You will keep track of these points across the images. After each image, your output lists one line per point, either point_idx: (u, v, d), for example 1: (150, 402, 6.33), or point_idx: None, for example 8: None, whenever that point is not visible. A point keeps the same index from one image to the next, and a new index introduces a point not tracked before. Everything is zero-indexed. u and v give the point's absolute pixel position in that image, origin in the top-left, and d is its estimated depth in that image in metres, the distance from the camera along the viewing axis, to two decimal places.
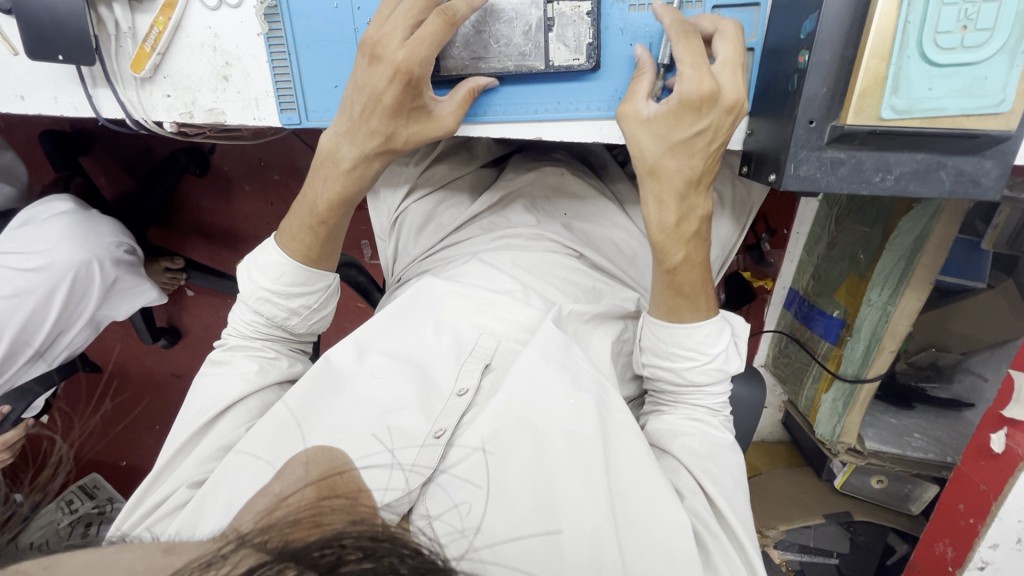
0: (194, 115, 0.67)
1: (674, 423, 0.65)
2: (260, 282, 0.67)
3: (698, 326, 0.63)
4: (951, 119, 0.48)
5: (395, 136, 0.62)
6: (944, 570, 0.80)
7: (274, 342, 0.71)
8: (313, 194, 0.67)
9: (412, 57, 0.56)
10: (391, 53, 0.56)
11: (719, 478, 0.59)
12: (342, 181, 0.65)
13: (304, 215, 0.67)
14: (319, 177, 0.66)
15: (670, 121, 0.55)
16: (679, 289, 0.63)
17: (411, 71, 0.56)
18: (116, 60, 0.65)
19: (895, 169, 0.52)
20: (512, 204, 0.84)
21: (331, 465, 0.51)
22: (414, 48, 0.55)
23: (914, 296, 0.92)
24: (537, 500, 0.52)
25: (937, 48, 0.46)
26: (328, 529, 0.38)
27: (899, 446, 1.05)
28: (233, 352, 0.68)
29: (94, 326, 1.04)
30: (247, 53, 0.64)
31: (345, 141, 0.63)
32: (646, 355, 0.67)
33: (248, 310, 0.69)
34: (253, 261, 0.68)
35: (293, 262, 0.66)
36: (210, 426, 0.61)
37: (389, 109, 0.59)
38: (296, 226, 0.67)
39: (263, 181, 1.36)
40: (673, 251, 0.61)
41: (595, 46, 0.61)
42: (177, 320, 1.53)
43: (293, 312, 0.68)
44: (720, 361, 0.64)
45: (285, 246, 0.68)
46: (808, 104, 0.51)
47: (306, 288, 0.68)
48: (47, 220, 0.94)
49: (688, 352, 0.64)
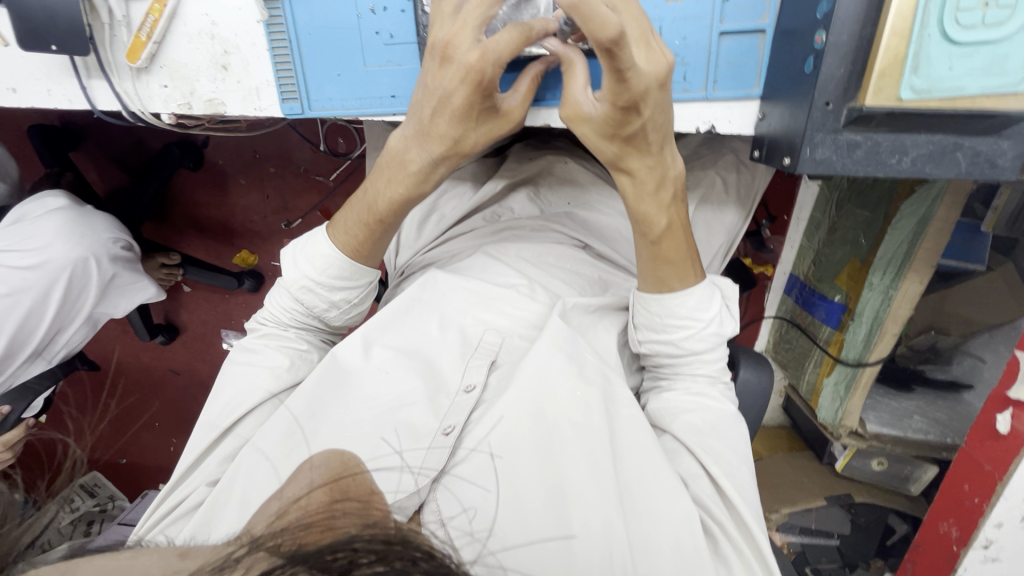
0: (192, 106, 0.66)
1: (675, 400, 0.64)
2: (306, 271, 0.64)
3: (689, 293, 0.62)
4: (971, 98, 0.48)
5: (463, 139, 0.57)
6: (948, 550, 0.81)
7: (307, 333, 0.69)
8: (373, 193, 0.63)
9: (489, 57, 0.50)
10: (466, 53, 0.51)
11: (723, 457, 0.59)
12: (410, 184, 0.61)
13: (361, 213, 0.63)
14: (382, 177, 0.62)
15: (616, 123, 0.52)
16: (668, 265, 0.62)
17: (483, 72, 0.51)
18: (111, 50, 0.63)
19: (910, 151, 0.52)
20: (514, 193, 0.84)
21: (345, 467, 0.49)
22: (490, 47, 0.50)
23: (915, 279, 0.93)
24: (548, 493, 0.52)
25: (958, 26, 0.45)
26: (341, 533, 0.37)
27: (899, 428, 1.06)
28: (265, 340, 0.67)
29: (92, 323, 1.02)
30: (246, 40, 0.62)
31: (412, 145, 0.59)
32: (642, 331, 0.65)
33: (289, 298, 0.67)
34: (300, 247, 0.65)
35: (342, 254, 0.63)
36: (227, 425, 0.60)
37: (462, 116, 0.55)
38: (352, 221, 0.64)
39: (259, 175, 1.34)
40: (656, 220, 0.60)
41: None
42: (175, 316, 1.51)
43: (333, 305, 0.66)
44: (717, 325, 0.63)
45: (335, 238, 0.64)
46: (825, 85, 0.50)
47: (351, 282, 0.65)
48: (41, 218, 0.92)
49: (682, 322, 0.62)
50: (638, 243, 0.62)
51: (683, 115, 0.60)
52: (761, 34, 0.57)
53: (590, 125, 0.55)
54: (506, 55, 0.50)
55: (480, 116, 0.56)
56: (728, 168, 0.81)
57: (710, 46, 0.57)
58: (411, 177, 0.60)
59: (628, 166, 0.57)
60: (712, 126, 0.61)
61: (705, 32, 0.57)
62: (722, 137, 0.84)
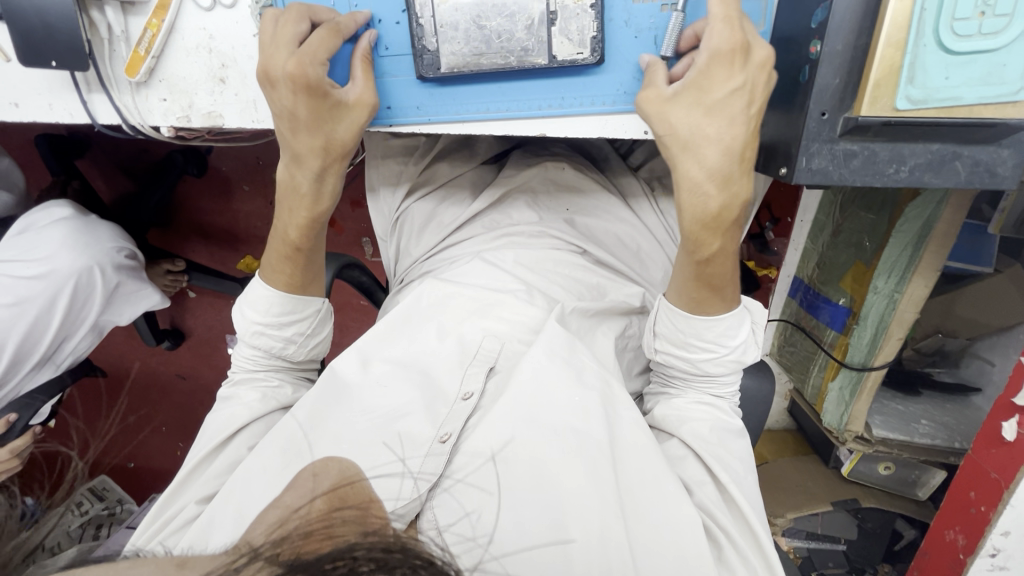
0: (191, 119, 0.66)
1: (685, 408, 0.64)
2: (252, 316, 0.67)
3: (721, 319, 0.61)
4: (968, 108, 0.47)
5: (331, 140, 0.61)
6: (954, 557, 0.80)
7: (278, 371, 0.70)
8: (282, 224, 0.66)
9: (305, 60, 0.55)
10: (284, 62, 0.56)
11: (729, 462, 0.60)
12: (308, 206, 0.64)
13: (278, 245, 0.67)
14: (284, 208, 0.66)
15: (701, 83, 0.52)
16: (707, 287, 0.60)
17: (307, 75, 0.55)
18: (111, 65, 0.64)
19: (908, 161, 0.51)
20: (513, 200, 0.82)
21: (342, 476, 0.49)
22: (302, 53, 0.55)
23: (922, 282, 0.92)
24: (545, 502, 0.51)
25: (954, 35, 0.45)
26: (341, 541, 0.37)
27: (906, 432, 1.05)
28: (238, 387, 0.68)
29: (98, 331, 1.03)
30: (243, 53, 0.63)
31: (293, 167, 0.63)
32: (661, 341, 0.65)
33: (247, 346, 0.69)
34: (245, 298, 0.68)
35: (279, 291, 0.67)
36: (233, 430, 0.62)
37: (315, 124, 0.59)
38: (274, 257, 0.67)
39: (262, 181, 1.35)
40: (709, 241, 0.57)
41: (599, 39, 0.59)
42: (180, 322, 1.53)
43: (287, 341, 0.68)
44: (739, 354, 0.62)
45: (271, 280, 0.67)
46: (821, 95, 0.49)
47: (297, 314, 0.68)
48: (46, 227, 0.93)
49: (708, 345, 0.62)
50: (681, 258, 0.60)
51: None
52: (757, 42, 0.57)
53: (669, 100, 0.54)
54: (318, 55, 0.56)
55: (331, 113, 0.59)
56: None
57: None
58: (305, 198, 0.64)
59: (694, 148, 0.54)
60: None
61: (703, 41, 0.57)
62: None
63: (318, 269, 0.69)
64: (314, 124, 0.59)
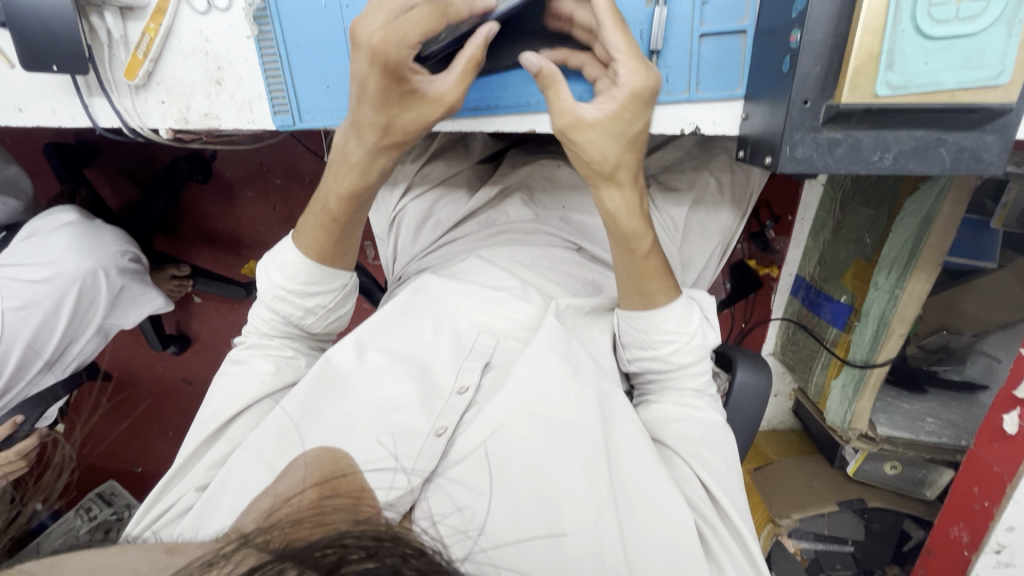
0: (188, 120, 0.68)
1: (664, 411, 0.64)
2: (277, 280, 0.66)
3: (671, 308, 0.62)
4: (949, 93, 0.47)
5: (391, 124, 0.58)
6: (959, 555, 0.78)
7: (292, 339, 0.70)
8: (327, 192, 0.64)
9: (392, 37, 0.51)
10: (370, 34, 0.51)
11: (709, 462, 0.59)
12: (354, 176, 0.62)
13: (318, 214, 0.65)
14: (331, 173, 0.64)
15: (625, 116, 0.54)
16: (652, 280, 0.62)
17: (388, 55, 0.52)
18: (110, 69, 0.66)
19: (892, 148, 0.51)
20: (510, 197, 0.84)
21: (336, 466, 0.50)
22: (393, 29, 0.51)
23: (922, 277, 0.91)
24: (539, 496, 0.51)
25: (932, 20, 0.44)
26: (332, 530, 0.37)
27: (912, 430, 1.04)
28: (250, 351, 0.69)
29: (103, 335, 1.05)
30: (238, 56, 0.64)
31: (352, 135, 0.60)
32: (629, 350, 0.66)
33: (266, 309, 0.68)
34: (271, 258, 0.67)
35: (308, 259, 0.65)
36: (235, 411, 0.62)
37: (382, 102, 0.56)
38: (312, 225, 0.65)
39: (265, 186, 1.37)
40: (643, 240, 0.60)
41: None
42: (186, 326, 1.54)
43: (308, 312, 0.67)
44: (700, 338, 0.64)
45: (300, 244, 0.66)
46: (803, 83, 0.50)
47: (323, 286, 0.67)
48: (52, 232, 0.95)
49: (668, 337, 0.63)
50: (620, 261, 0.61)
51: (667, 117, 0.61)
52: (742, 35, 0.57)
53: (594, 130, 0.54)
54: (412, 35, 0.51)
55: (401, 100, 0.56)
56: (722, 168, 0.81)
57: (691, 48, 0.58)
58: (353, 167, 0.62)
59: (620, 176, 0.57)
60: (696, 127, 0.61)
61: (686, 34, 0.57)
62: (717, 139, 0.83)
63: (350, 251, 0.68)
64: (382, 108, 0.56)
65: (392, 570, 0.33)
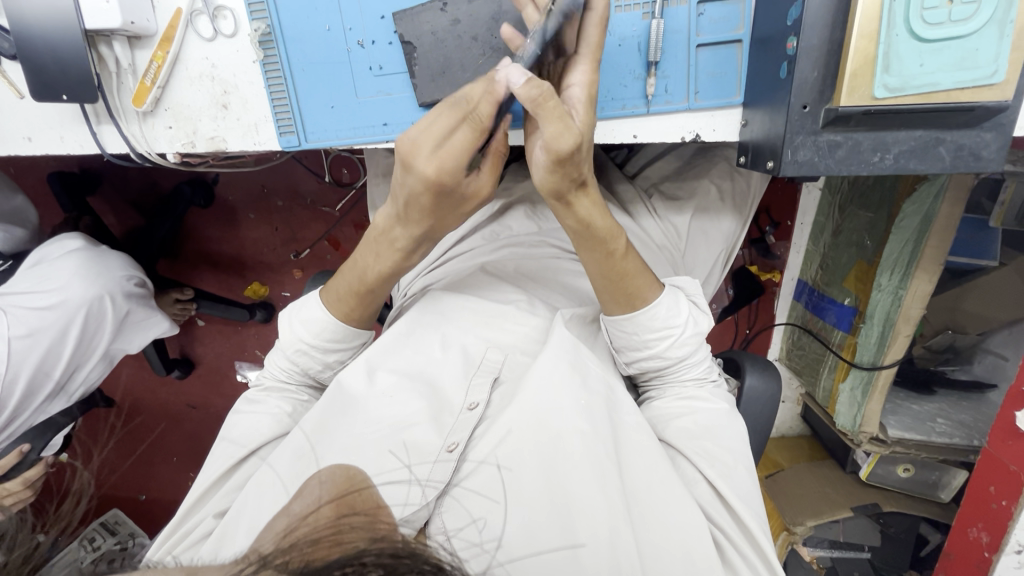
0: (195, 144, 0.69)
1: (666, 407, 0.64)
2: (301, 335, 0.66)
3: (659, 304, 0.61)
4: (946, 93, 0.48)
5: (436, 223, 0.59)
6: (980, 557, 0.77)
7: (308, 385, 0.71)
8: (363, 264, 0.64)
9: (446, 167, 0.51)
10: (423, 164, 0.51)
11: (719, 458, 0.58)
12: (396, 258, 0.63)
13: (352, 282, 0.64)
14: (370, 251, 0.63)
15: (596, 117, 0.53)
16: (633, 279, 0.60)
17: (442, 183, 0.52)
18: (119, 96, 0.67)
19: (893, 148, 0.52)
20: (511, 211, 0.85)
21: (350, 483, 0.49)
22: (444, 160, 0.50)
23: (925, 277, 0.91)
24: (553, 505, 0.51)
25: (924, 23, 0.45)
26: (349, 548, 0.37)
27: (923, 432, 1.03)
28: (267, 392, 0.69)
29: (109, 360, 1.05)
30: (244, 80, 0.65)
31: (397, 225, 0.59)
32: (625, 352, 0.65)
33: (285, 359, 0.68)
34: (293, 311, 0.67)
35: (335, 320, 0.66)
36: (256, 445, 0.62)
37: (432, 211, 0.56)
38: (342, 288, 0.65)
39: (267, 209, 1.38)
40: (618, 238, 0.58)
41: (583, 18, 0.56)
42: (189, 351, 1.55)
43: (327, 366, 0.68)
44: (693, 327, 0.63)
45: (328, 302, 0.66)
46: (801, 88, 0.51)
47: (344, 343, 0.68)
48: (59, 259, 0.95)
49: (660, 333, 0.62)
50: (598, 265, 0.59)
51: (667, 126, 0.62)
52: (737, 44, 0.58)
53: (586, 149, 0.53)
54: (461, 156, 0.51)
55: (444, 205, 0.56)
56: (723, 175, 0.82)
57: (688, 58, 0.59)
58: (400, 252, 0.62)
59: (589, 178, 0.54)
60: (697, 135, 0.62)
61: (682, 46, 0.59)
62: (715, 146, 0.84)
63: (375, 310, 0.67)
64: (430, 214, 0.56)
65: None
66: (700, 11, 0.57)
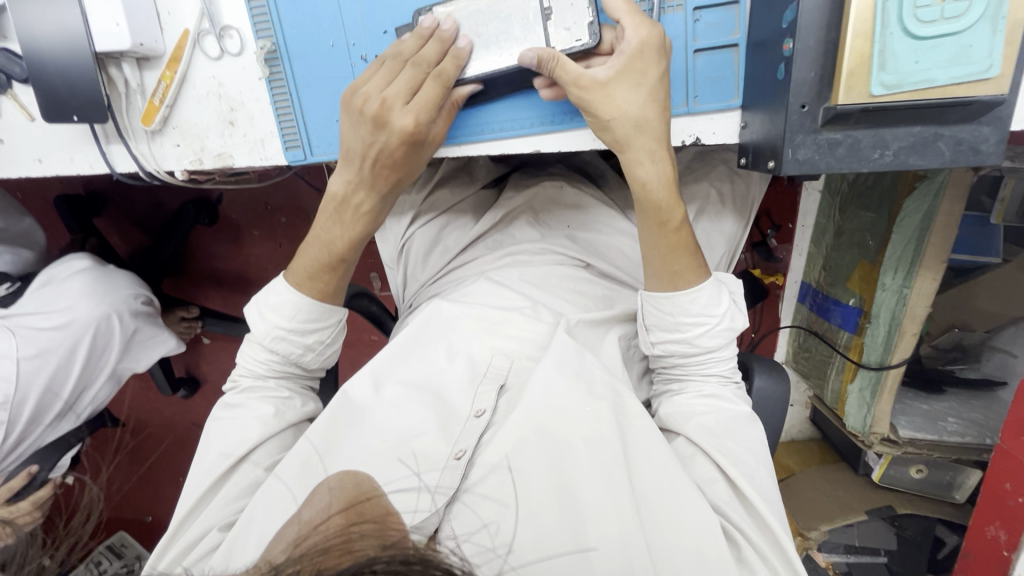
0: (202, 160, 0.70)
1: (688, 404, 0.63)
2: (276, 320, 0.65)
3: (699, 289, 0.62)
4: (942, 89, 0.48)
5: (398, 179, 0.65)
6: (999, 557, 0.76)
7: (288, 379, 0.69)
8: (328, 235, 0.67)
9: (422, 118, 0.59)
10: (400, 117, 0.59)
11: (739, 456, 0.58)
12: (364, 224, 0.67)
13: (319, 255, 0.67)
14: (334, 222, 0.67)
15: (639, 67, 0.56)
16: (680, 257, 0.62)
17: (419, 132, 0.60)
18: (128, 116, 0.68)
19: (892, 144, 0.52)
20: (516, 220, 0.84)
21: (359, 491, 0.50)
22: (421, 111, 0.59)
23: (930, 274, 0.91)
24: (561, 506, 0.51)
25: (918, 21, 0.46)
26: (360, 556, 0.37)
27: (934, 431, 1.03)
28: (246, 395, 0.66)
29: (117, 379, 1.04)
30: (250, 97, 0.67)
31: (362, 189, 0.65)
32: (653, 333, 0.65)
33: (263, 349, 0.66)
34: (263, 300, 0.66)
35: (309, 298, 0.66)
36: (242, 453, 0.61)
37: (402, 163, 0.63)
38: (309, 267, 0.67)
39: (271, 226, 1.40)
40: (675, 208, 0.61)
41: (596, 22, 0.58)
42: (195, 369, 1.56)
43: (309, 348, 0.67)
44: (729, 321, 0.63)
45: (300, 286, 0.66)
46: (799, 89, 0.51)
47: (323, 322, 0.67)
48: (66, 279, 0.97)
49: (696, 319, 0.62)
50: (652, 233, 0.62)
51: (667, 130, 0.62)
52: (734, 48, 0.59)
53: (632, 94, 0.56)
54: (429, 110, 0.60)
55: (409, 159, 0.63)
56: (723, 178, 0.83)
57: (687, 63, 0.60)
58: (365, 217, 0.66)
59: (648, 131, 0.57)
60: (697, 138, 0.63)
61: (680, 52, 0.60)
62: (714, 150, 0.85)
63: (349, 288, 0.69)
64: (399, 167, 0.63)
65: None
66: (696, 17, 0.59)
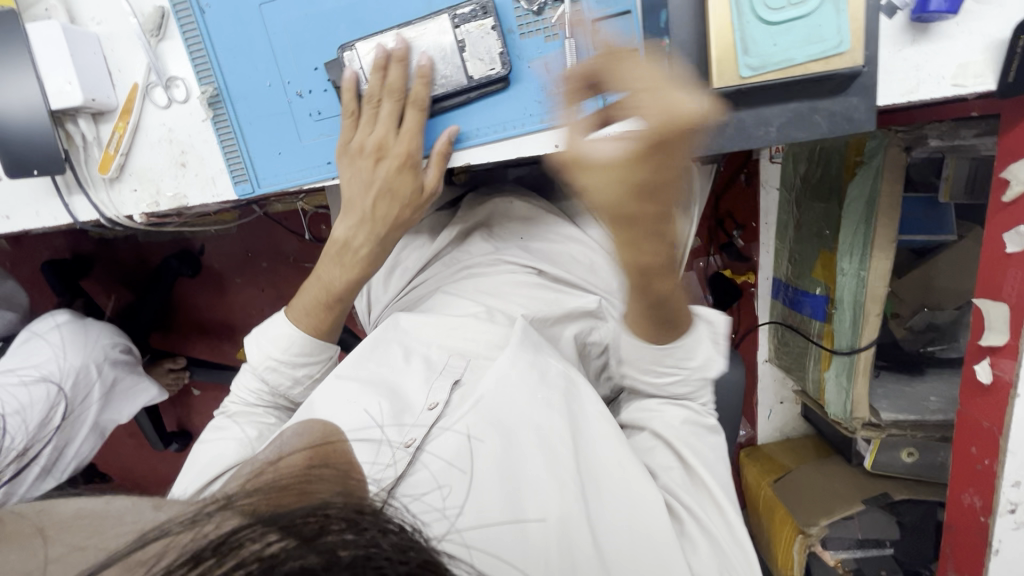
0: (159, 203, 0.74)
1: (655, 408, 0.64)
2: (271, 351, 0.69)
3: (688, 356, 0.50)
4: (803, 67, 0.53)
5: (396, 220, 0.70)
6: (978, 523, 0.75)
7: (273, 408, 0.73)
8: (329, 276, 0.72)
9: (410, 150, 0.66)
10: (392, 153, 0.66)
11: (698, 446, 0.61)
12: (360, 267, 0.72)
13: (316, 292, 0.72)
14: (335, 263, 0.72)
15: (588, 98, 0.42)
16: (669, 327, 0.49)
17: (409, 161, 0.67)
18: (86, 167, 0.73)
19: (772, 121, 0.57)
20: (471, 237, 0.88)
21: (323, 436, 0.51)
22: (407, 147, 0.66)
23: (883, 256, 0.94)
24: (506, 483, 0.53)
25: (769, 9, 0.52)
26: (314, 496, 0.38)
27: (917, 411, 1.04)
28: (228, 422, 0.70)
29: (99, 432, 1.05)
30: (198, 139, 0.71)
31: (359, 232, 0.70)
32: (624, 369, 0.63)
33: (256, 379, 0.71)
34: (262, 331, 0.71)
35: (303, 333, 0.70)
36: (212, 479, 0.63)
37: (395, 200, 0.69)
38: (309, 302, 0.72)
39: (253, 271, 1.44)
40: (661, 284, 0.44)
41: (505, 54, 0.64)
42: (187, 423, 1.57)
43: (297, 381, 0.71)
44: (701, 370, 0.60)
45: (296, 319, 0.71)
46: (681, 78, 0.56)
47: (312, 358, 0.71)
48: (46, 335, 1.01)
49: (668, 370, 0.60)
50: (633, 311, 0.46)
51: None
52: None
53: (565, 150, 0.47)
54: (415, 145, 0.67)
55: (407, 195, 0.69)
56: None
57: None
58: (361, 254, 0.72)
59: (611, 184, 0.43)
60: None
61: None
62: None
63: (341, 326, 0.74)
64: (394, 202, 0.69)
65: (368, 541, 0.33)
66: None
